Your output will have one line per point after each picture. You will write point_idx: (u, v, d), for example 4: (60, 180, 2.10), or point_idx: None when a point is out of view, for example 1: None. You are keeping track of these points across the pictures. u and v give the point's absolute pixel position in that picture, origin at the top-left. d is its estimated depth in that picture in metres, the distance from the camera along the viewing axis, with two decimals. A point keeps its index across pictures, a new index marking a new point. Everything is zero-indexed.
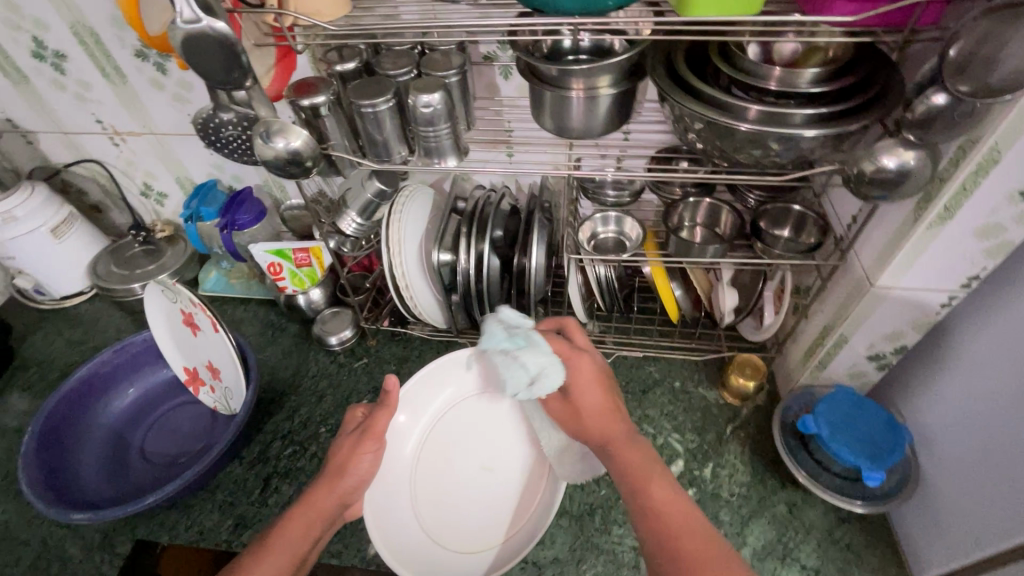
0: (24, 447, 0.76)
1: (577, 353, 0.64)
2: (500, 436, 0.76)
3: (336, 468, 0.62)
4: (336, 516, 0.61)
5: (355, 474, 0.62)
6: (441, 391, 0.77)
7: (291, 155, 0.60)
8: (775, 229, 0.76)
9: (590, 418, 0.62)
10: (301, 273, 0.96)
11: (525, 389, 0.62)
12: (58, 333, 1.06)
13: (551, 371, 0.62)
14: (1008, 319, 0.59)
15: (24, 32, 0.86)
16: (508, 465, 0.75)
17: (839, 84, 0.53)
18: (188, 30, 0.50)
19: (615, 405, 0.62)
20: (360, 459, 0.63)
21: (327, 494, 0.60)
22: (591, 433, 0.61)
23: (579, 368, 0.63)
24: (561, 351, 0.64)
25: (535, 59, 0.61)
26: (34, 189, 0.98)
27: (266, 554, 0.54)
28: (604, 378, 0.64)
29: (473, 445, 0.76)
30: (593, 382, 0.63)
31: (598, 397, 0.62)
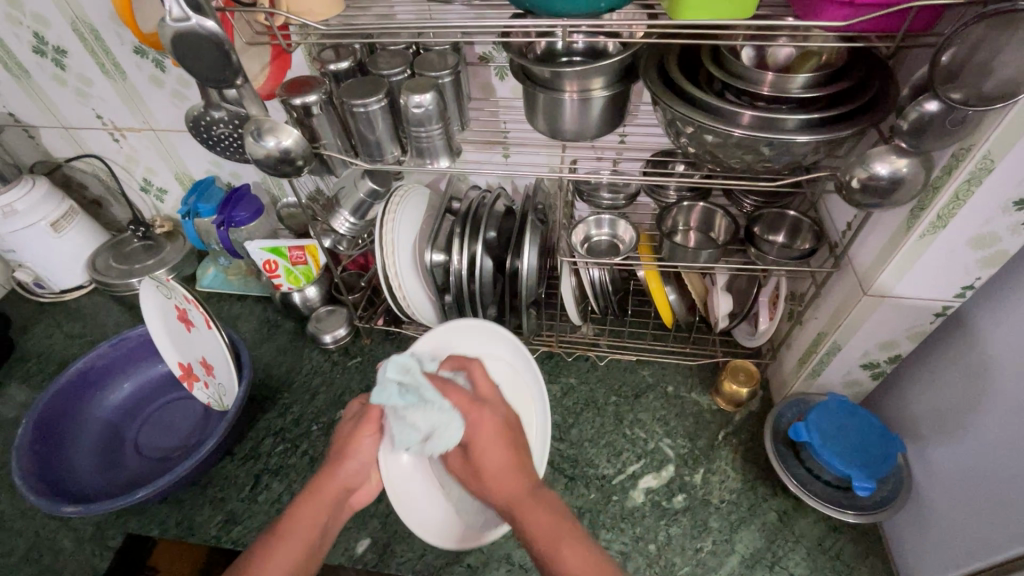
0: (18, 439, 0.77)
1: (474, 407, 0.58)
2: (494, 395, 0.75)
3: (337, 455, 0.62)
4: (342, 500, 0.62)
5: (359, 457, 0.63)
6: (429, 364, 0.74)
7: (282, 154, 0.60)
8: (770, 234, 0.75)
9: (493, 479, 0.56)
10: (297, 270, 0.95)
11: (419, 444, 0.59)
12: (57, 326, 1.06)
13: (445, 430, 0.57)
14: (1008, 327, 0.57)
15: (25, 27, 0.87)
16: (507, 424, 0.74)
17: (832, 89, 0.52)
18: (177, 27, 0.50)
19: (522, 458, 0.57)
20: (361, 442, 0.63)
21: (332, 480, 0.61)
22: (494, 495, 0.56)
23: (477, 424, 0.57)
24: (458, 404, 0.58)
25: (528, 61, 0.61)
26: (35, 183, 0.99)
27: (282, 543, 0.55)
28: (508, 429, 0.58)
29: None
30: (495, 439, 0.57)
31: (501, 454, 0.56)
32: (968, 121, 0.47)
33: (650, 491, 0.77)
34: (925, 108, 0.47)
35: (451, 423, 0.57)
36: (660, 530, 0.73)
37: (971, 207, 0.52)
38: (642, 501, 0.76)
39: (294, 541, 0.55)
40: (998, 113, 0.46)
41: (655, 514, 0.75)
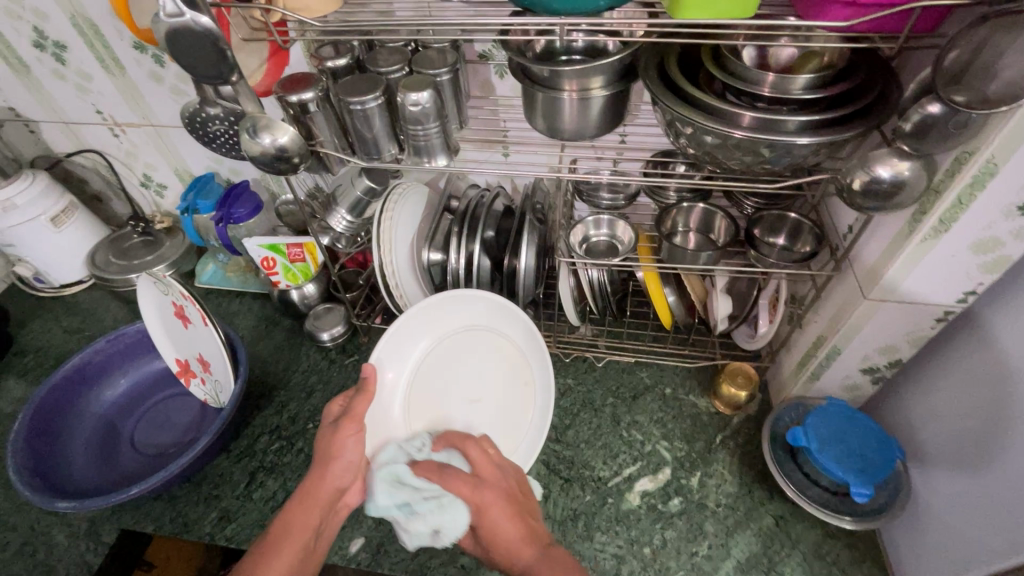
0: (14, 434, 0.77)
1: (474, 488, 0.60)
2: (482, 369, 0.77)
3: (320, 458, 0.61)
4: (334, 503, 0.61)
5: (344, 460, 0.61)
6: (422, 336, 0.75)
7: (278, 152, 0.60)
8: (771, 236, 0.75)
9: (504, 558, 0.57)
10: (295, 267, 0.95)
11: (430, 535, 0.60)
12: (56, 321, 1.07)
13: (451, 521, 0.59)
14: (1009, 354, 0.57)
15: (25, 21, 0.87)
16: (494, 397, 0.77)
17: (834, 90, 0.51)
18: (172, 23, 0.50)
19: (527, 523, 0.59)
20: (343, 444, 0.61)
21: (319, 485, 0.60)
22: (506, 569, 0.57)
23: (480, 505, 0.59)
24: (463, 492, 0.59)
25: (526, 59, 0.60)
26: (35, 177, 0.99)
27: (273, 551, 0.55)
28: (513, 504, 0.59)
29: (459, 382, 0.76)
30: (501, 518, 0.58)
31: (509, 529, 0.57)
32: (971, 125, 0.46)
33: (646, 494, 0.77)
34: (928, 111, 0.46)
35: (456, 510, 0.59)
36: (655, 533, 0.73)
37: (973, 212, 0.51)
38: (638, 503, 0.76)
39: (288, 548, 0.56)
40: (1002, 116, 0.45)
41: (651, 517, 0.74)
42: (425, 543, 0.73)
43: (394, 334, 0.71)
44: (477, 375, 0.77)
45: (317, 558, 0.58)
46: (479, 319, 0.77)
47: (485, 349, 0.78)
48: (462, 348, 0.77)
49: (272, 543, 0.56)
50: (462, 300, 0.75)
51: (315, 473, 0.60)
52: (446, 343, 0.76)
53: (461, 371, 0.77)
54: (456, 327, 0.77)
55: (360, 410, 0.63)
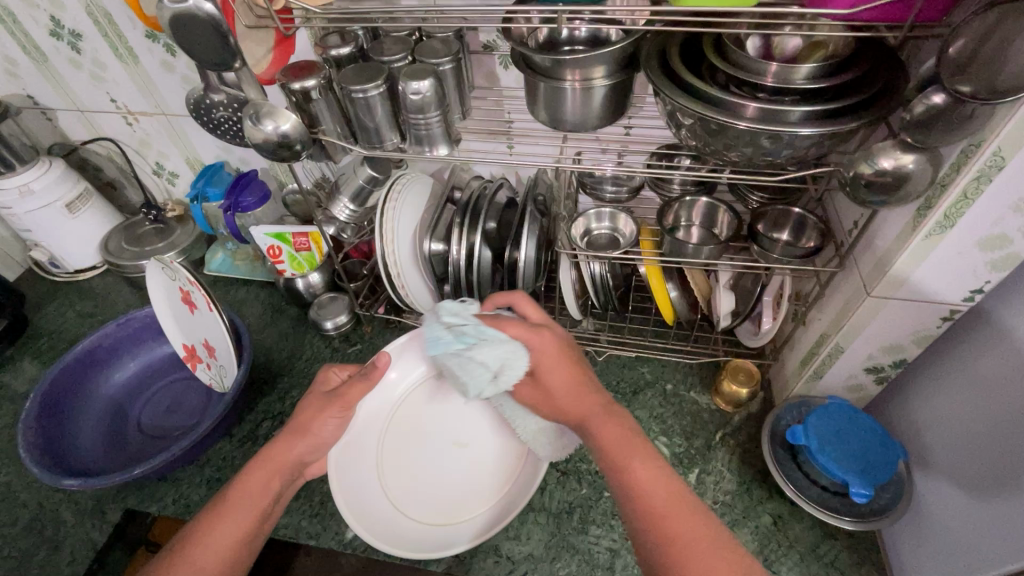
0: (25, 414, 0.79)
1: (536, 332, 0.62)
2: (480, 419, 0.78)
3: (295, 431, 0.61)
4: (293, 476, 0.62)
5: (320, 436, 0.62)
6: None
7: (280, 138, 0.60)
8: (774, 232, 0.74)
9: (564, 396, 0.61)
10: (300, 256, 0.97)
11: (489, 383, 0.62)
12: (70, 305, 1.09)
13: (511, 365, 0.61)
14: (1012, 347, 0.56)
15: (42, 11, 0.88)
16: (475, 451, 0.76)
17: (838, 79, 0.50)
18: (175, 9, 0.51)
19: (586, 375, 0.62)
20: (325, 422, 0.62)
21: (280, 460, 0.59)
22: (566, 411, 0.61)
23: (542, 346, 0.62)
24: (520, 333, 0.62)
25: (528, 49, 0.60)
26: (51, 164, 1.01)
27: (230, 511, 0.55)
28: (569, 350, 0.63)
29: (447, 421, 0.77)
30: (559, 359, 0.62)
31: (566, 371, 0.61)
32: (976, 115, 0.45)
33: None
34: (933, 101, 0.46)
35: (517, 354, 0.61)
36: None
37: (979, 206, 0.50)
38: None
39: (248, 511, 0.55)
40: (1010, 107, 0.44)
41: None
42: None
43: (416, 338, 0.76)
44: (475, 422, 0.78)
45: (266, 528, 0.58)
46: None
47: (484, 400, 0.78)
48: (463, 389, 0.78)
49: (229, 507, 0.55)
50: None
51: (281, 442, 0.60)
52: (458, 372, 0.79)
53: (455, 411, 0.77)
54: None
55: (350, 395, 0.63)
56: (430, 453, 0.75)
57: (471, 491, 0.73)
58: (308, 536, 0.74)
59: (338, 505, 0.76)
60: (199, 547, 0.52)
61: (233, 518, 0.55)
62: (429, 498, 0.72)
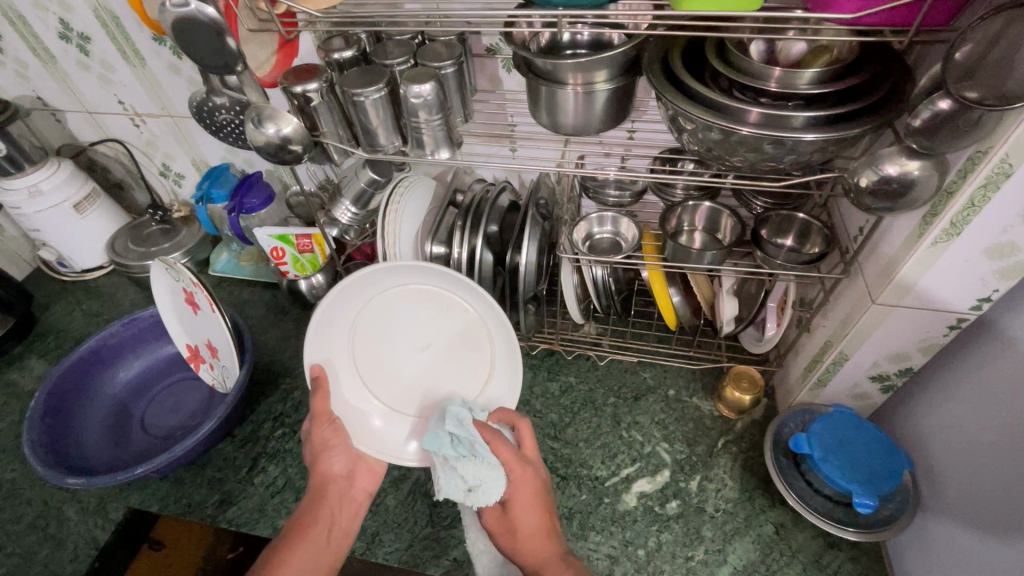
0: (31, 412, 0.80)
1: (521, 467, 0.65)
2: (427, 318, 0.76)
3: (314, 455, 0.68)
4: (345, 490, 0.70)
5: (337, 446, 0.69)
6: (352, 308, 0.74)
7: (281, 141, 0.61)
8: (778, 238, 0.72)
9: (526, 542, 0.62)
10: (303, 258, 0.97)
11: (462, 494, 0.64)
12: (77, 304, 1.10)
13: (488, 486, 0.64)
14: (1019, 359, 0.55)
15: (51, 14, 0.89)
16: (444, 343, 0.77)
17: (841, 84, 0.50)
18: (177, 13, 0.51)
19: (547, 518, 0.64)
20: (329, 442, 0.69)
21: (322, 480, 0.68)
22: (523, 555, 0.61)
23: (520, 483, 0.64)
24: (508, 461, 0.65)
25: (529, 52, 0.60)
26: (60, 165, 1.02)
27: (297, 539, 0.63)
28: (543, 492, 0.65)
29: (401, 336, 0.77)
30: (532, 501, 0.64)
31: (534, 519, 0.63)
32: (984, 122, 0.44)
33: (644, 496, 0.76)
34: (939, 107, 0.45)
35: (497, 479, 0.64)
36: (650, 535, 0.72)
37: (986, 215, 0.49)
38: (635, 505, 0.75)
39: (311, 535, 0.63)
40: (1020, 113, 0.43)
41: (647, 520, 0.73)
42: (420, 535, 0.73)
43: (319, 325, 0.70)
44: (422, 322, 0.77)
45: (340, 543, 0.65)
46: (392, 285, 0.75)
47: (415, 298, 0.75)
48: (395, 307, 0.76)
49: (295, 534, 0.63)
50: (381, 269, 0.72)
51: (315, 469, 0.68)
52: (377, 302, 0.75)
53: (403, 324, 0.76)
54: (385, 290, 0.75)
55: (320, 409, 0.68)
56: (413, 367, 0.77)
57: (468, 378, 0.77)
58: None
59: None
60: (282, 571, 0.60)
61: (310, 536, 0.63)
62: (437, 393, 0.77)
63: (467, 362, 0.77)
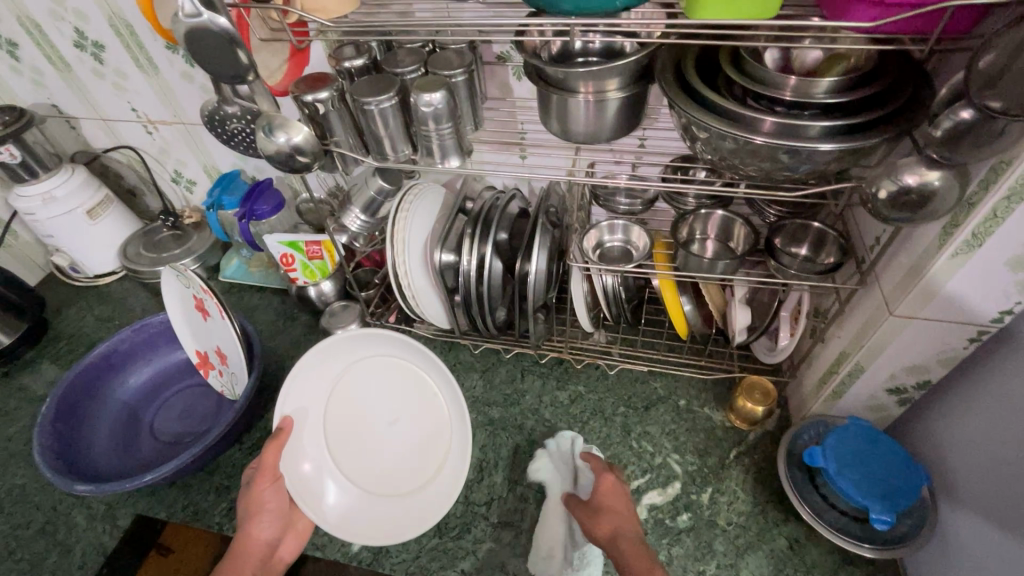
0: (41, 418, 0.80)
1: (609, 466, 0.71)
2: (398, 392, 0.78)
3: (246, 515, 0.65)
4: (268, 558, 0.66)
5: (270, 510, 0.66)
6: (331, 368, 0.75)
7: (292, 150, 0.61)
8: (793, 247, 0.71)
9: (608, 516, 0.64)
10: (312, 265, 0.97)
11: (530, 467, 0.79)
12: (89, 309, 1.11)
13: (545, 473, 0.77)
14: None
15: (67, 22, 0.90)
16: (409, 420, 0.78)
17: (859, 93, 0.48)
18: (191, 24, 0.50)
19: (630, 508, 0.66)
20: (261, 494, 0.66)
21: (247, 547, 0.64)
22: (603, 526, 0.63)
23: (607, 474, 0.69)
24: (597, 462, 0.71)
25: (541, 62, 0.60)
26: (74, 171, 1.04)
27: None
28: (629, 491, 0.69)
29: (371, 406, 0.78)
30: (621, 490, 0.67)
31: (623, 503, 0.66)
32: (1007, 133, 0.43)
33: (654, 508, 0.75)
34: (960, 117, 0.43)
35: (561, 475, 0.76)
36: (662, 548, 0.71)
37: (1009, 227, 0.47)
38: (645, 517, 0.74)
39: None
40: None
41: (658, 532, 0.73)
42: (427, 546, 0.73)
43: (295, 378, 0.71)
44: (392, 396, 0.78)
45: None
46: (371, 353, 0.77)
47: (391, 376, 0.78)
48: (371, 376, 0.77)
49: None
50: (364, 335, 0.75)
51: (243, 531, 0.64)
52: (353, 369, 0.77)
53: (375, 396, 0.78)
54: (364, 357, 0.77)
55: (271, 461, 0.66)
56: (375, 440, 0.77)
57: (423, 458, 0.76)
58: (314, 548, 0.74)
59: None
60: None
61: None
62: (390, 472, 0.76)
63: (426, 442, 0.77)
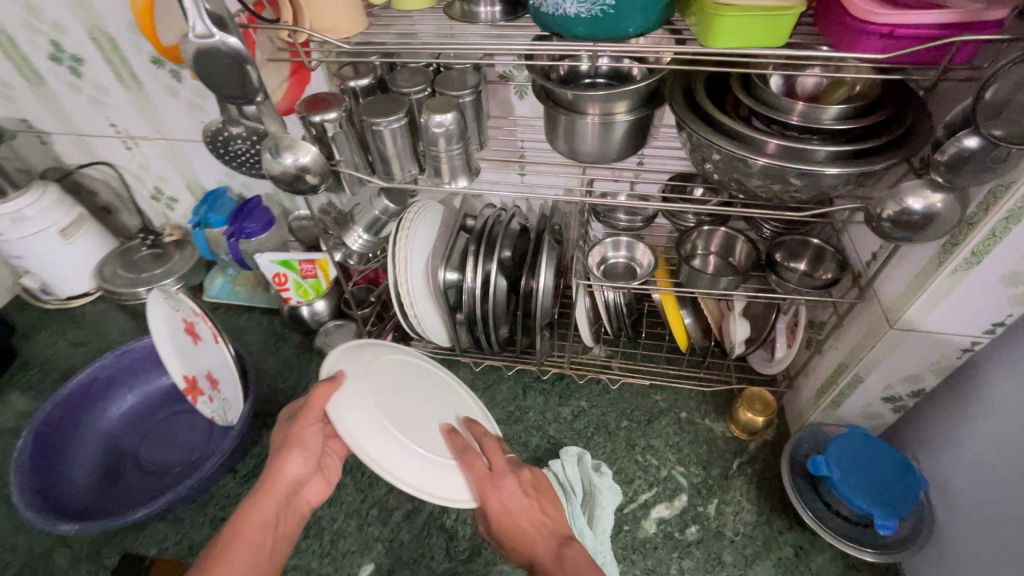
0: (18, 453, 0.75)
1: (491, 481, 0.64)
2: (435, 390, 0.77)
3: (281, 448, 0.64)
4: (291, 500, 0.64)
5: (308, 449, 0.64)
6: (382, 353, 0.73)
7: (298, 171, 0.59)
8: (792, 262, 0.73)
9: (519, 537, 0.61)
10: (306, 284, 0.95)
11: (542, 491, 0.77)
12: (62, 334, 1.05)
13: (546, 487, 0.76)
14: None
15: (42, 35, 0.86)
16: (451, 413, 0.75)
17: (866, 120, 0.50)
18: (200, 45, 0.49)
19: (534, 505, 0.63)
20: (303, 433, 0.64)
21: (273, 481, 0.62)
22: (522, 544, 0.60)
23: (490, 489, 0.64)
24: (479, 477, 0.64)
25: (549, 83, 0.61)
26: (46, 189, 0.98)
27: (230, 546, 0.57)
28: (526, 484, 0.65)
29: (417, 392, 0.73)
30: (517, 495, 0.63)
31: (523, 508, 0.63)
32: (1006, 160, 0.45)
33: (663, 522, 0.76)
34: (965, 145, 0.46)
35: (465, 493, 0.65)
36: (672, 562, 0.72)
37: (1007, 245, 0.50)
38: (655, 532, 0.75)
39: (242, 548, 0.57)
40: None
41: (668, 546, 0.73)
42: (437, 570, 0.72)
43: (348, 351, 0.69)
44: (431, 391, 0.76)
45: (276, 556, 0.60)
46: (409, 356, 0.78)
47: (422, 373, 0.77)
48: (413, 372, 0.76)
49: (232, 539, 0.57)
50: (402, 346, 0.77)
51: (273, 464, 0.63)
52: (398, 361, 0.75)
53: (414, 384, 0.74)
54: (404, 357, 0.77)
55: (318, 400, 0.61)
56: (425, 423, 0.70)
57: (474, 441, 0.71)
58: None
59: (349, 543, 0.74)
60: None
61: (250, 527, 0.59)
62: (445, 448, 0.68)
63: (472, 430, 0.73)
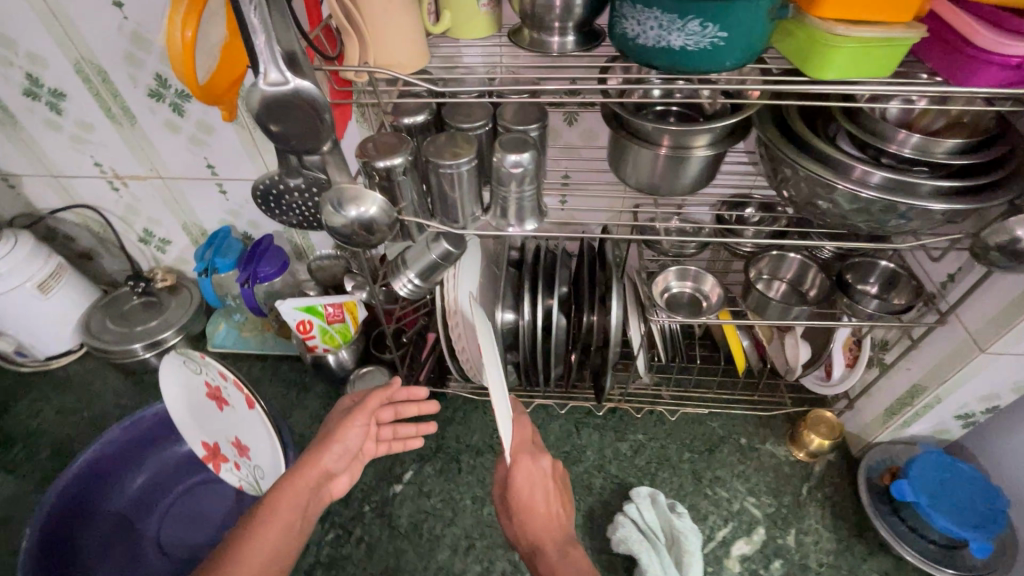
0: (23, 557, 0.64)
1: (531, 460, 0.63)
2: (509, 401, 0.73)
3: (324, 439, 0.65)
4: (321, 488, 0.63)
5: (345, 445, 0.66)
6: None
7: (364, 226, 0.50)
8: (860, 284, 0.72)
9: (530, 521, 0.60)
10: (332, 329, 0.86)
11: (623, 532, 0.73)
12: (46, 401, 0.93)
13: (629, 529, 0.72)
14: None
15: (16, 68, 0.75)
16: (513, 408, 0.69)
17: (979, 156, 0.49)
18: (272, 92, 0.42)
19: (555, 493, 0.63)
20: (349, 430, 0.66)
21: (312, 466, 0.62)
22: (528, 528, 0.60)
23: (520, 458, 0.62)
24: (519, 444, 0.63)
25: (630, 115, 0.57)
26: (18, 240, 0.86)
27: (262, 527, 0.57)
28: (553, 474, 0.65)
29: None
30: (541, 479, 0.62)
31: (542, 497, 0.61)
32: None
33: (746, 559, 0.73)
34: None
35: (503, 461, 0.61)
36: None
37: None
38: (739, 571, 0.72)
39: (272, 528, 0.57)
40: None
41: None
42: None
43: None
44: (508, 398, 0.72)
45: (299, 540, 0.60)
46: None
47: None
48: None
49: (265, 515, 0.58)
50: None
51: (312, 453, 0.64)
52: None
53: None
54: None
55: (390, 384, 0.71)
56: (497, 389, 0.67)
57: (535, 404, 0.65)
58: None
59: None
60: (248, 545, 0.56)
61: (281, 510, 0.59)
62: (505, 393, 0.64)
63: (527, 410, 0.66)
